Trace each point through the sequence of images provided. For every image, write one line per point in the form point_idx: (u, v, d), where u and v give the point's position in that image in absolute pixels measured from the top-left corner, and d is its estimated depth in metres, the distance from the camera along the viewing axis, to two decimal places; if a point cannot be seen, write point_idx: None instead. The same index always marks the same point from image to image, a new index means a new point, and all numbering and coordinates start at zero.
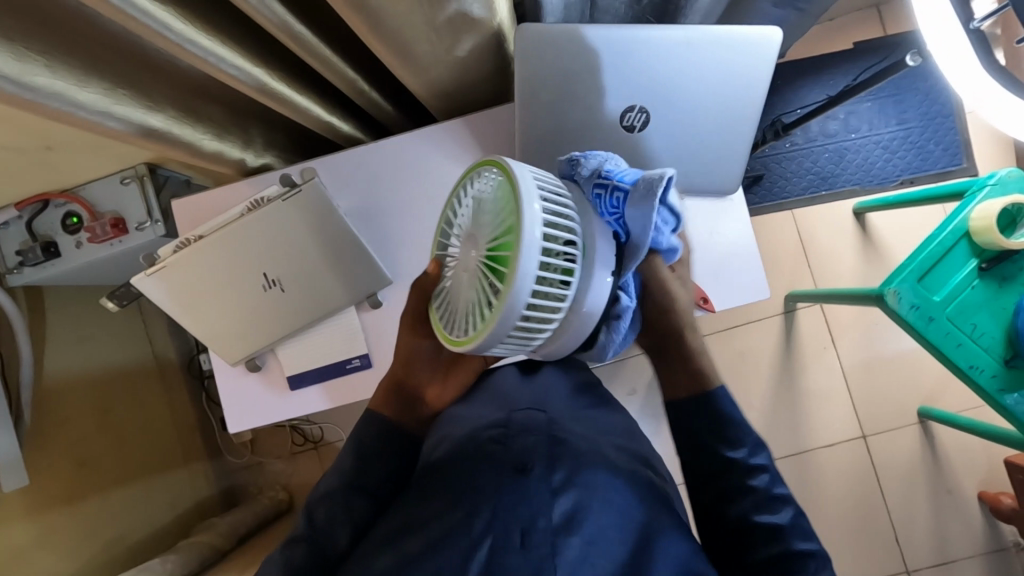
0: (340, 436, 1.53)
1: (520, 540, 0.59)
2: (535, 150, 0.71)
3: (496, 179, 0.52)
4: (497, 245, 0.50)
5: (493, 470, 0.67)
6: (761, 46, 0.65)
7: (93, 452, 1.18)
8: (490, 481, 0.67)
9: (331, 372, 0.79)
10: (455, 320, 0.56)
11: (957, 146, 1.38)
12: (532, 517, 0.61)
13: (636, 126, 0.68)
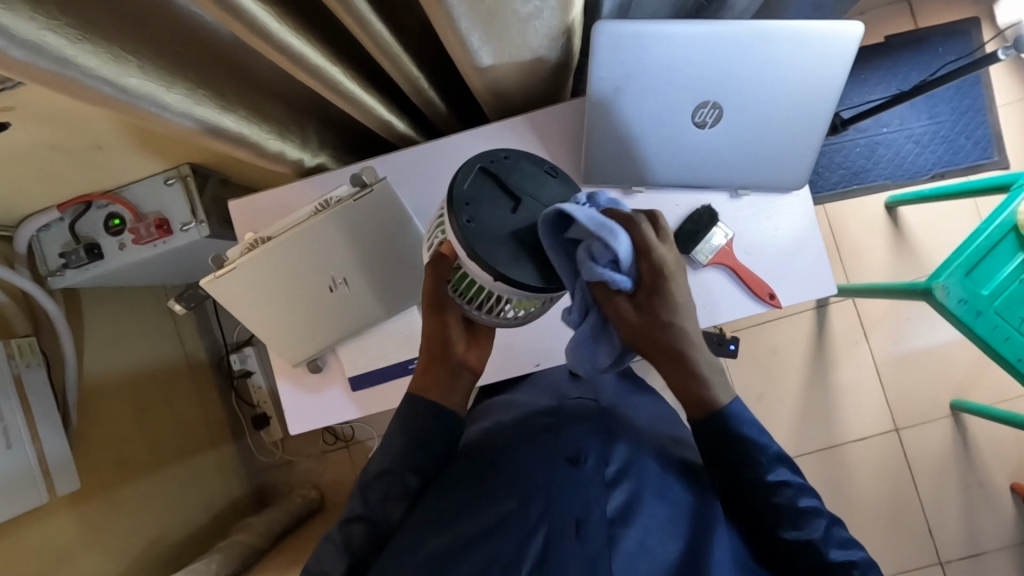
0: (371, 436, 1.53)
1: (574, 529, 0.60)
2: (603, 146, 0.71)
3: None
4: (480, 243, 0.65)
5: (548, 461, 0.67)
6: (840, 40, 0.64)
7: (132, 453, 1.18)
8: (545, 469, 0.66)
9: (392, 372, 0.78)
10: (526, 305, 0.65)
11: (987, 139, 1.39)
12: (585, 509, 0.62)
13: (708, 122, 0.68)
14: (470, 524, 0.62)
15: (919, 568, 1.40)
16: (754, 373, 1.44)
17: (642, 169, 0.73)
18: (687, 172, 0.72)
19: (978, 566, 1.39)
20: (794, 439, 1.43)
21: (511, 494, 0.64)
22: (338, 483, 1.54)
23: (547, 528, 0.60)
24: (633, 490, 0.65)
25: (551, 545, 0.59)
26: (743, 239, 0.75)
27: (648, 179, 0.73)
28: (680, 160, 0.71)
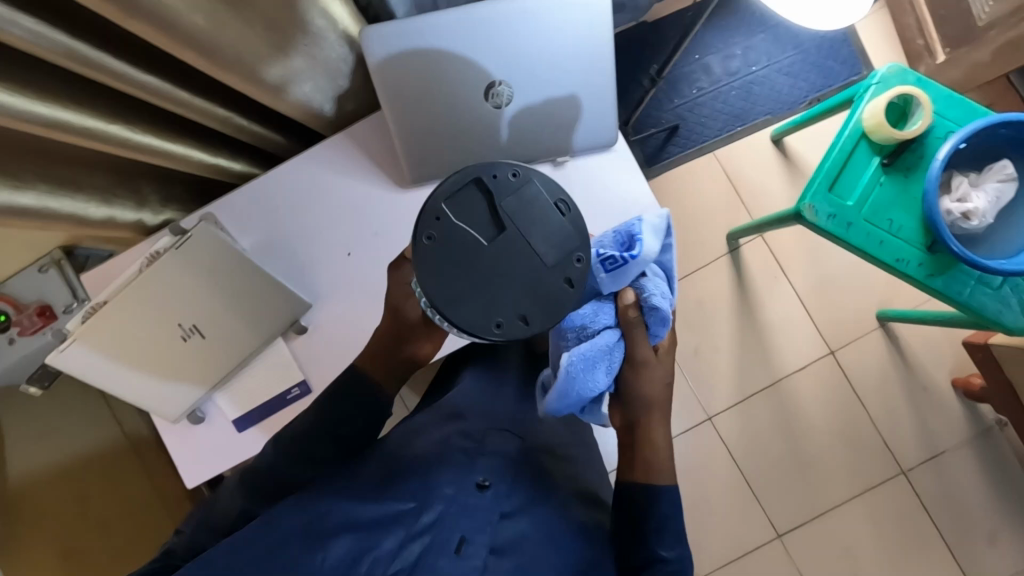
0: None
1: (455, 546, 0.63)
2: (410, 140, 0.73)
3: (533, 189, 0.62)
4: None
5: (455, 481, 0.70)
6: (593, 2, 0.69)
7: (81, 540, 1.20)
8: (454, 484, 0.69)
9: (271, 406, 0.79)
10: None
11: (854, 56, 1.42)
12: (474, 530, 0.65)
13: (502, 101, 0.71)
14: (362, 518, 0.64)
15: (884, 481, 1.42)
16: (686, 329, 1.45)
17: (458, 159, 0.75)
18: (498, 152, 0.74)
19: (940, 467, 1.41)
20: (736, 384, 1.44)
21: (411, 496, 0.67)
22: None
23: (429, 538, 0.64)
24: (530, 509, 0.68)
25: (427, 555, 0.62)
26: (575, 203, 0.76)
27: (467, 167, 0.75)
28: (488, 143, 0.74)
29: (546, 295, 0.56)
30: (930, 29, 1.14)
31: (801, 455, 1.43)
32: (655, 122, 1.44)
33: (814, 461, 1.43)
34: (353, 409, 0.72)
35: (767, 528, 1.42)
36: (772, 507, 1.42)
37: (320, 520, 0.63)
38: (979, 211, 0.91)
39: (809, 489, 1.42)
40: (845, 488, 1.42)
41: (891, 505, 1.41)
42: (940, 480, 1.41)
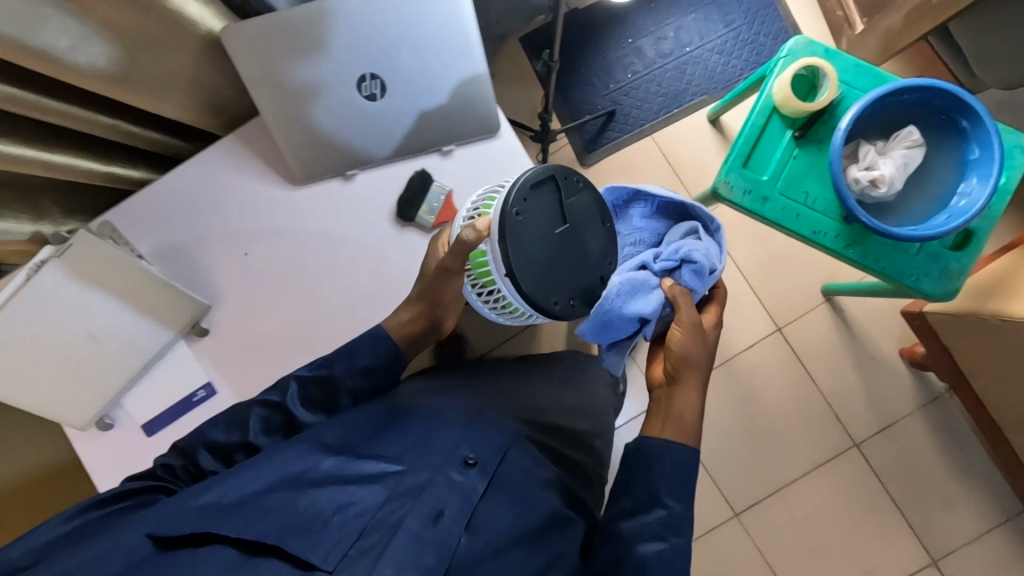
0: None
1: (433, 519, 0.62)
2: (289, 137, 0.73)
3: None
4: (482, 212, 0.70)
5: (442, 457, 0.68)
6: None
7: None
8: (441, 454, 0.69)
9: (178, 409, 0.79)
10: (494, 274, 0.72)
11: (785, 31, 1.41)
12: (451, 503, 0.64)
13: (376, 93, 0.71)
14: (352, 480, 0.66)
15: (838, 455, 1.42)
16: None
17: (341, 154, 0.75)
18: (382, 141, 0.74)
19: (893, 437, 1.41)
20: None
21: (400, 458, 0.68)
22: None
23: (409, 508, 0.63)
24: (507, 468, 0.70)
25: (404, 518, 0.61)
26: (464, 191, 0.76)
27: (352, 160, 0.75)
28: (368, 137, 0.74)
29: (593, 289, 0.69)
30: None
31: (755, 433, 1.43)
32: (592, 109, 1.44)
33: (768, 438, 1.43)
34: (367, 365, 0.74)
35: (725, 508, 1.42)
36: (728, 486, 1.43)
37: (303, 472, 0.65)
38: (886, 177, 0.90)
39: (764, 466, 1.43)
40: (799, 463, 1.42)
41: (847, 477, 1.42)
42: (893, 449, 1.41)
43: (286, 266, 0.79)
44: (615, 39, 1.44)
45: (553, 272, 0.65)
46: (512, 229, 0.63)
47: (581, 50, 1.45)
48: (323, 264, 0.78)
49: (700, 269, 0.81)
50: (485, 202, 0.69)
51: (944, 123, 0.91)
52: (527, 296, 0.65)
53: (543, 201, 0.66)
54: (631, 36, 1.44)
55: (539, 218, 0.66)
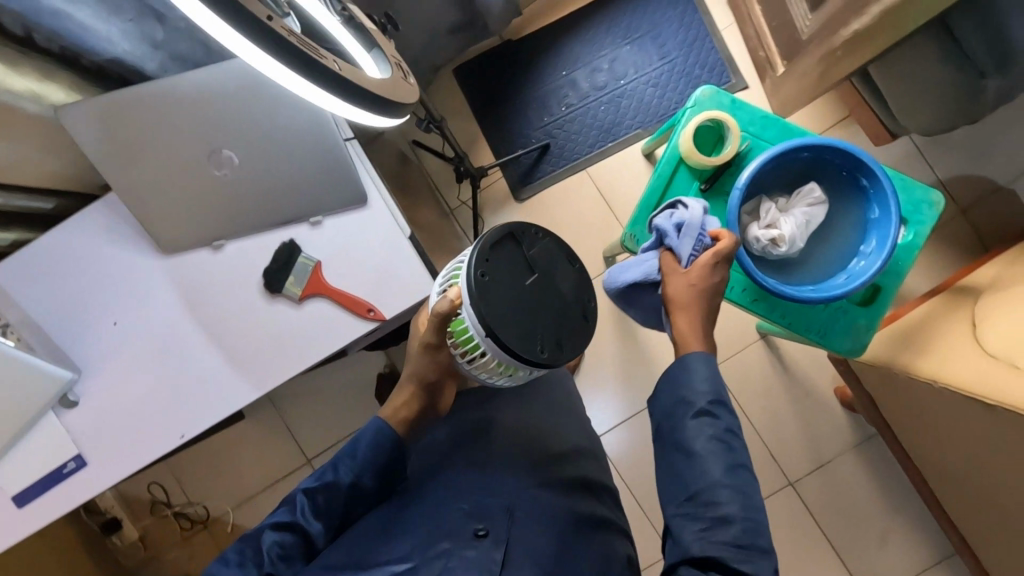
0: (225, 509, 1.53)
1: None
2: (148, 211, 0.73)
3: None
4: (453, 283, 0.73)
5: (451, 534, 0.71)
6: None
7: None
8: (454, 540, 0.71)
9: (48, 480, 0.78)
10: None
11: (721, 64, 1.39)
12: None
13: (228, 165, 0.72)
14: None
15: (772, 494, 1.40)
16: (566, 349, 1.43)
17: (203, 224, 0.74)
18: (245, 211, 0.74)
19: (827, 476, 1.40)
20: (620, 403, 1.43)
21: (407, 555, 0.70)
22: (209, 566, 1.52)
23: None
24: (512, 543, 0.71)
25: None
26: (332, 261, 0.74)
27: (213, 229, 0.74)
28: (227, 207, 0.73)
29: (573, 329, 0.72)
30: (768, 42, 1.13)
31: None
32: (525, 142, 1.42)
33: None
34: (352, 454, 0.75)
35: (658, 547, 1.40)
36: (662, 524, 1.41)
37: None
38: (786, 237, 0.88)
39: None
40: None
41: (781, 516, 1.40)
42: (828, 488, 1.40)
43: (158, 335, 0.77)
44: (548, 71, 1.42)
45: (525, 323, 0.68)
46: (477, 287, 0.66)
47: (514, 82, 1.42)
48: (196, 334, 0.77)
49: (670, 228, 0.83)
50: (453, 274, 0.72)
51: (845, 180, 0.89)
52: (506, 348, 0.67)
53: (503, 255, 0.69)
54: (563, 68, 1.42)
55: (506, 276, 0.69)
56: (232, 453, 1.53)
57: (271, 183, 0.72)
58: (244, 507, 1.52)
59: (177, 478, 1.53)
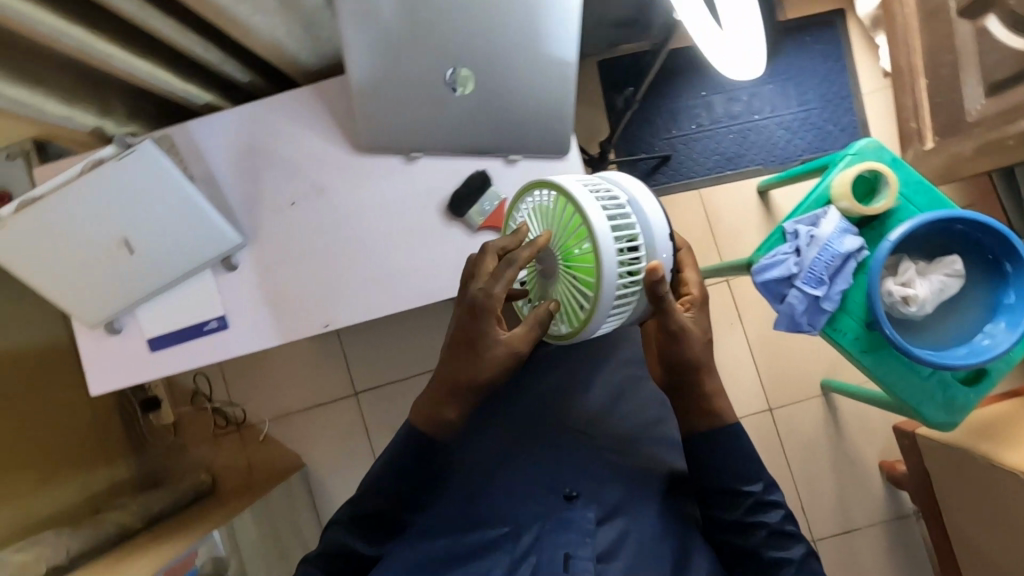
0: (262, 417, 1.55)
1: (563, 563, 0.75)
2: (368, 106, 0.73)
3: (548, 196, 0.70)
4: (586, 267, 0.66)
5: (547, 495, 0.86)
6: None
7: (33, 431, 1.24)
8: (539, 505, 0.85)
9: (189, 332, 0.81)
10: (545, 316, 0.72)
11: (855, 126, 1.43)
12: (575, 546, 0.77)
13: (461, 88, 0.72)
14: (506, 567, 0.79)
15: None
16: None
17: (411, 133, 0.76)
18: (456, 133, 0.76)
19: (849, 543, 1.42)
20: None
21: (505, 523, 0.84)
22: (230, 467, 1.55)
23: (534, 557, 0.79)
24: (620, 529, 0.81)
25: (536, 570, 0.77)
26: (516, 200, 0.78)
27: (419, 142, 0.76)
28: (441, 125, 0.75)
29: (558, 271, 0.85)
30: (923, 115, 1.16)
31: None
32: (648, 149, 1.45)
33: None
34: (406, 468, 0.78)
35: None
36: None
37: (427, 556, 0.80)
38: (919, 298, 0.91)
39: None
40: None
41: None
42: (848, 555, 1.42)
43: (330, 225, 0.80)
44: (689, 89, 1.45)
45: None
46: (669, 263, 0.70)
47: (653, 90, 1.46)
48: (370, 232, 0.79)
49: (839, 236, 0.96)
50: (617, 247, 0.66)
51: (987, 262, 0.92)
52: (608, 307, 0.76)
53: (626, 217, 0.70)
54: (705, 90, 1.45)
55: None
56: (282, 366, 1.55)
57: (493, 118, 0.74)
58: (280, 421, 1.55)
59: (222, 375, 1.55)
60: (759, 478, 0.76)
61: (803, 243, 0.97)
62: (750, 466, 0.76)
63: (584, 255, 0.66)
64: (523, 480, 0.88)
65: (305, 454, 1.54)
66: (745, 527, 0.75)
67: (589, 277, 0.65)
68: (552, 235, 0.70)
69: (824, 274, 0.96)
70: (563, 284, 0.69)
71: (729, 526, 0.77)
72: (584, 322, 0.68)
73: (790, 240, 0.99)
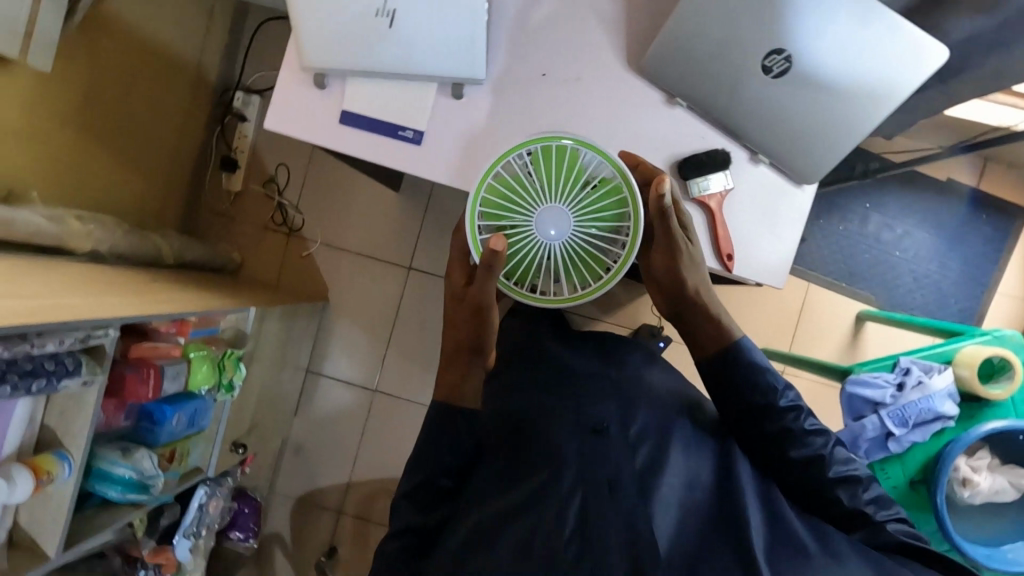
0: (315, 237, 1.55)
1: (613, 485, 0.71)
2: (678, 37, 0.72)
3: (524, 161, 0.70)
4: (608, 217, 0.72)
5: (575, 430, 0.77)
6: (914, 49, 0.68)
7: (128, 121, 1.23)
8: (575, 433, 0.77)
9: (386, 129, 0.80)
10: (556, 282, 0.73)
11: (970, 313, 1.45)
12: (619, 469, 0.72)
13: (773, 71, 0.71)
14: (567, 513, 0.68)
15: None
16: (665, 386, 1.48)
17: (693, 84, 0.75)
18: (726, 109, 0.76)
19: None
20: None
21: (543, 458, 0.74)
22: (261, 262, 1.55)
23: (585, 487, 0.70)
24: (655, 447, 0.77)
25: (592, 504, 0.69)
26: (738, 195, 0.79)
27: (694, 95, 0.76)
28: (726, 93, 0.74)
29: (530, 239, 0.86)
30: None
31: None
32: None
33: None
34: (444, 449, 0.78)
35: None
36: None
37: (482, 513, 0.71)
38: (977, 486, 0.95)
39: None
40: None
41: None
42: None
43: (564, 117, 0.79)
44: (858, 194, 1.46)
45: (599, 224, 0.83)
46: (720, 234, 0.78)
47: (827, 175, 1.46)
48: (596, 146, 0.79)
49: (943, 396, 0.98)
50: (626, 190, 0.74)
51: None
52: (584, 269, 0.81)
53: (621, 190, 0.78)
54: (871, 204, 1.45)
55: None
56: (360, 205, 1.54)
57: (776, 116, 0.74)
58: (329, 250, 1.54)
59: (303, 179, 1.54)
60: (780, 382, 0.77)
61: (909, 383, 1.00)
62: (769, 375, 0.77)
63: (603, 195, 0.71)
64: (553, 403, 0.82)
65: (332, 292, 1.55)
66: (786, 431, 0.75)
67: (619, 209, 0.72)
68: (547, 198, 0.70)
69: (911, 419, 0.99)
70: (582, 238, 0.71)
71: (771, 437, 0.76)
72: (615, 260, 0.73)
73: (898, 374, 1.03)
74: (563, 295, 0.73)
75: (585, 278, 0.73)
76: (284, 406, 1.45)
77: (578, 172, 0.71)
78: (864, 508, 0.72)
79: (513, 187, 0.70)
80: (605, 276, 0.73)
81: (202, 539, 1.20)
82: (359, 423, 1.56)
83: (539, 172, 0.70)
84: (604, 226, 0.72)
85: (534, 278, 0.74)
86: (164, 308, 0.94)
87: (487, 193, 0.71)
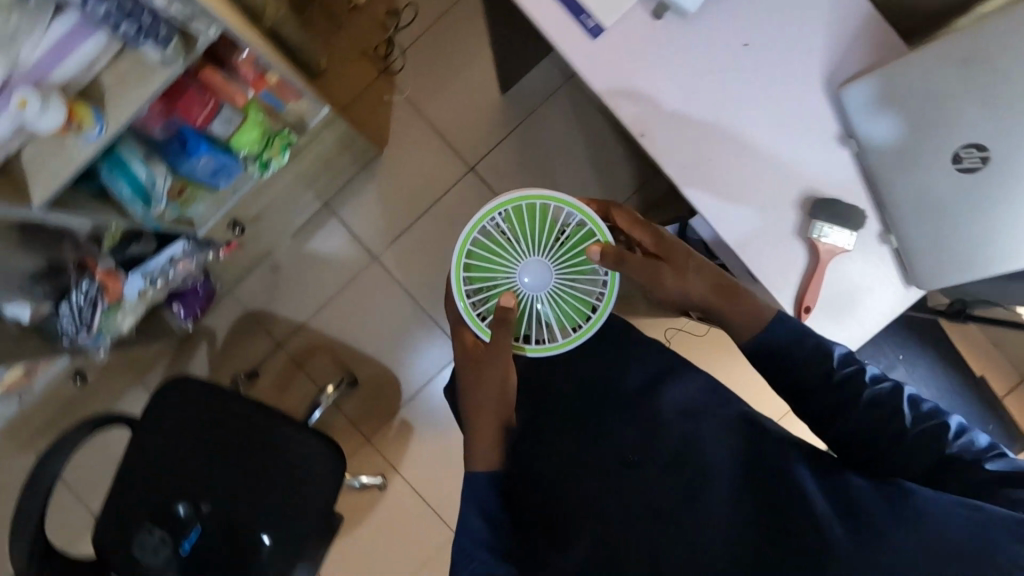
0: (404, 88, 1.49)
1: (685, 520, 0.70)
2: (902, 78, 0.69)
3: (498, 223, 0.84)
4: (577, 268, 0.84)
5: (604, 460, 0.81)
6: None
7: None
8: (603, 460, 0.81)
9: (571, 5, 0.74)
10: (545, 330, 0.86)
11: None
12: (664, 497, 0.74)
13: (962, 162, 0.69)
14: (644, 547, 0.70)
15: None
16: None
17: (883, 131, 0.72)
18: (896, 171, 0.73)
19: None
20: None
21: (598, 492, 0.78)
22: (341, 82, 1.48)
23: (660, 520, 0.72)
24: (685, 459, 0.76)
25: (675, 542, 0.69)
26: (848, 260, 0.76)
27: (875, 143, 0.73)
28: (906, 157, 0.71)
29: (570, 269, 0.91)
30: None
31: None
32: None
33: None
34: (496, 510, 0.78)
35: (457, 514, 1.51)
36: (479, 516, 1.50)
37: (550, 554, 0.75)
38: None
39: None
40: None
41: None
42: None
43: (739, 95, 0.75)
44: (900, 342, 1.44)
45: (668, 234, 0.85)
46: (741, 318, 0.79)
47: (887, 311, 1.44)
48: (753, 139, 0.75)
49: None
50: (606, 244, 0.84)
51: None
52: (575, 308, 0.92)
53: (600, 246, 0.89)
54: (906, 357, 1.45)
55: None
56: (461, 84, 1.48)
57: (936, 205, 0.71)
58: (409, 108, 1.48)
59: (425, 29, 1.48)
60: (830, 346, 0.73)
61: None
62: (821, 345, 0.73)
63: (577, 248, 0.83)
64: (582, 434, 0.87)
65: (390, 147, 1.49)
66: (846, 401, 0.70)
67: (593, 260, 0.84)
68: (525, 253, 0.83)
69: None
70: (563, 288, 0.84)
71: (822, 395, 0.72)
72: (597, 301, 0.85)
73: None
74: (555, 341, 0.85)
75: (572, 323, 0.85)
76: (289, 220, 1.41)
77: (550, 222, 0.83)
78: (955, 449, 0.65)
79: (495, 246, 0.84)
80: (589, 321, 0.85)
81: (152, 292, 1.16)
82: (344, 276, 1.51)
83: (510, 231, 0.84)
84: (576, 277, 0.84)
85: (525, 331, 0.86)
86: (256, 46, 0.86)
87: (467, 257, 0.85)
